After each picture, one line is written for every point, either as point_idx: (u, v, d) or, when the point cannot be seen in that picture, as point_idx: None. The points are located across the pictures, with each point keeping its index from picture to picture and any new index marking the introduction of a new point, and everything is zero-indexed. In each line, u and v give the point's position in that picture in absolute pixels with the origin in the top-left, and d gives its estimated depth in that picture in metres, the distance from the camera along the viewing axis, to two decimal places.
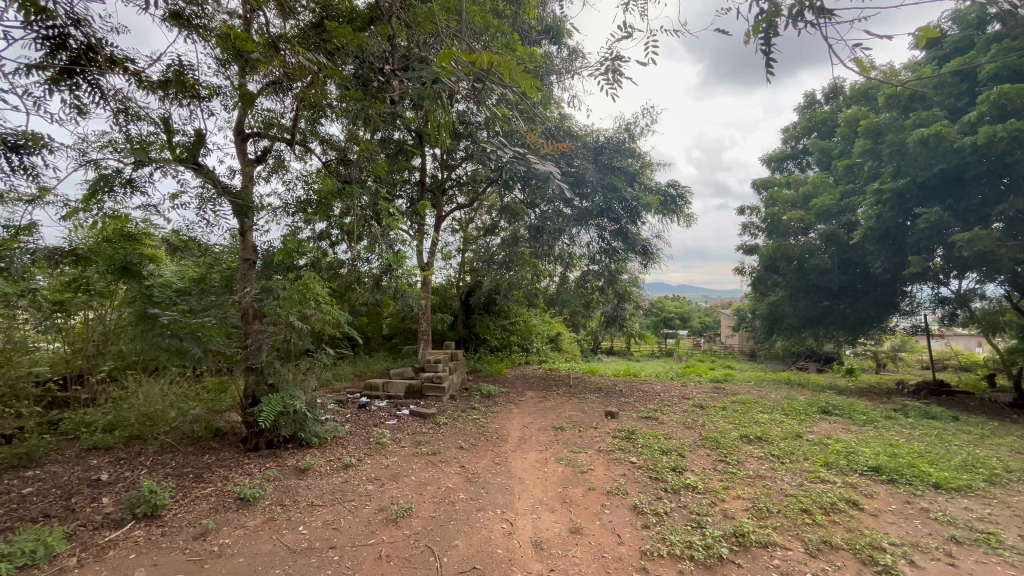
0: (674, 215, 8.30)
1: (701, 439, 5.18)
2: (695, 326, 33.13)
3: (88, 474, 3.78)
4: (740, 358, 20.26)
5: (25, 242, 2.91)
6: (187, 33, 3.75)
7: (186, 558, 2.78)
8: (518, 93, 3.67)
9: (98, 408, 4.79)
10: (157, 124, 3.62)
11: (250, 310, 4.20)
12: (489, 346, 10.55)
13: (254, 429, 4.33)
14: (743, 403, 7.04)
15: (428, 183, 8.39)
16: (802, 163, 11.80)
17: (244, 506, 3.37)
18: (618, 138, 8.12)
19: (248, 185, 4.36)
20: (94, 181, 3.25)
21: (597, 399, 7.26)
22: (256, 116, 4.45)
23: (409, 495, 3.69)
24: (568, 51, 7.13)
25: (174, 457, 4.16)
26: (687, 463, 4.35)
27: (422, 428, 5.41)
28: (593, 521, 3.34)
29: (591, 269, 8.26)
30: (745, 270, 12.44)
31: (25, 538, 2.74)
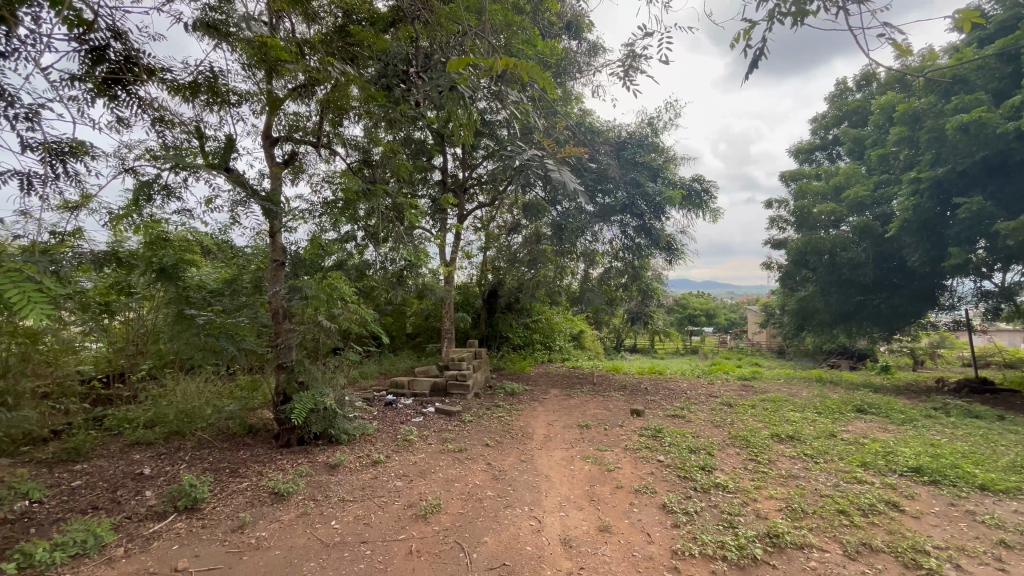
0: (700, 209, 8.14)
1: (730, 437, 5.08)
2: (722, 323, 32.46)
3: (132, 468, 3.94)
4: (769, 356, 19.80)
5: (74, 246, 3.13)
6: (218, 42, 3.91)
7: (225, 550, 2.87)
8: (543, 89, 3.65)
9: (139, 405, 5.01)
10: (190, 131, 3.81)
11: (280, 311, 4.37)
12: (512, 344, 10.54)
13: (285, 425, 4.43)
14: (773, 401, 6.88)
15: (450, 183, 8.37)
16: (832, 154, 11.52)
17: (279, 501, 3.46)
18: (640, 133, 8.00)
19: (277, 187, 4.49)
20: (135, 187, 3.47)
21: (622, 397, 7.19)
22: (284, 121, 4.56)
23: (437, 491, 3.73)
24: (588, 46, 7.08)
25: (211, 452, 4.30)
26: (717, 462, 4.28)
27: (448, 426, 5.46)
28: (622, 520, 3.32)
29: (616, 266, 8.23)
30: (774, 266, 12.05)
31: (76, 528, 2.89)
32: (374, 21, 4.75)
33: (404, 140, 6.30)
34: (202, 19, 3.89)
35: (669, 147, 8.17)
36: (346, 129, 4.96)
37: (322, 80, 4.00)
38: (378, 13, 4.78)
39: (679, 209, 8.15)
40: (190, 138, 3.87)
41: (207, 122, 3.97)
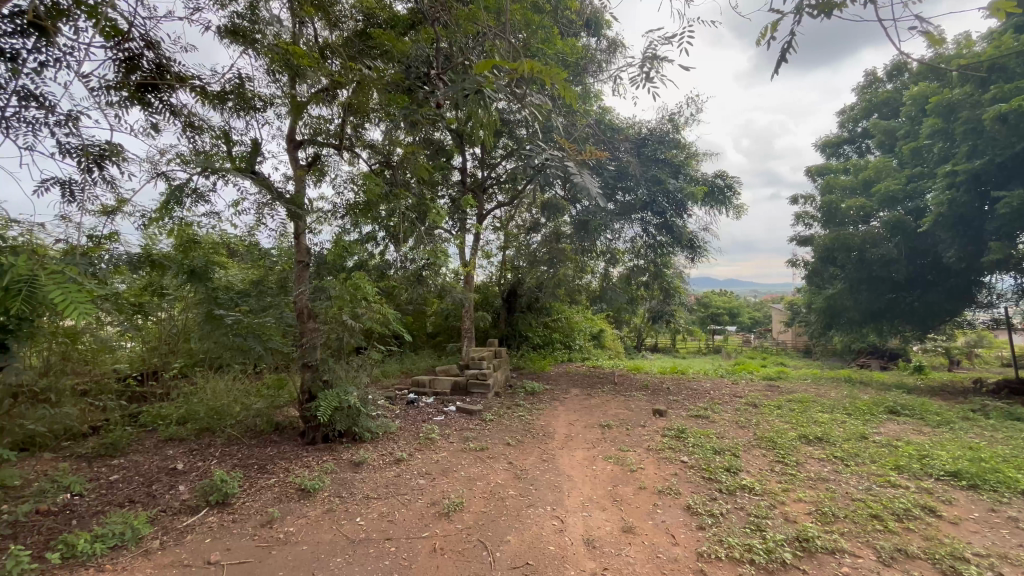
0: (723, 206, 7.99)
1: (755, 439, 4.98)
2: (745, 321, 31.80)
3: (166, 463, 4.08)
4: (795, 355, 19.32)
5: (109, 248, 3.27)
6: (244, 50, 4.05)
7: (255, 544, 2.94)
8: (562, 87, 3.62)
9: (172, 402, 5.18)
10: (217, 136, 3.94)
11: (305, 310, 4.45)
12: (532, 344, 10.51)
13: (311, 423, 4.51)
14: (800, 401, 6.71)
15: (469, 183, 8.39)
16: (861, 147, 11.17)
17: (305, 496, 3.53)
18: (661, 130, 7.87)
19: (301, 190, 4.58)
20: (166, 191, 3.61)
21: (644, 397, 7.11)
22: (307, 123, 4.59)
23: (459, 490, 3.75)
24: (608, 42, 7.00)
25: (240, 449, 4.41)
26: (742, 464, 4.20)
27: (469, 425, 5.49)
28: (646, 521, 3.28)
29: (637, 265, 8.15)
30: (800, 263, 11.76)
31: (115, 521, 3.00)
32: (394, 24, 4.77)
33: (424, 141, 6.36)
34: (229, 27, 4.01)
35: (691, 143, 8.04)
36: (368, 132, 5.03)
37: (344, 83, 4.14)
38: (398, 15, 4.82)
39: (702, 206, 8.02)
40: (218, 143, 3.99)
41: (234, 128, 4.10)
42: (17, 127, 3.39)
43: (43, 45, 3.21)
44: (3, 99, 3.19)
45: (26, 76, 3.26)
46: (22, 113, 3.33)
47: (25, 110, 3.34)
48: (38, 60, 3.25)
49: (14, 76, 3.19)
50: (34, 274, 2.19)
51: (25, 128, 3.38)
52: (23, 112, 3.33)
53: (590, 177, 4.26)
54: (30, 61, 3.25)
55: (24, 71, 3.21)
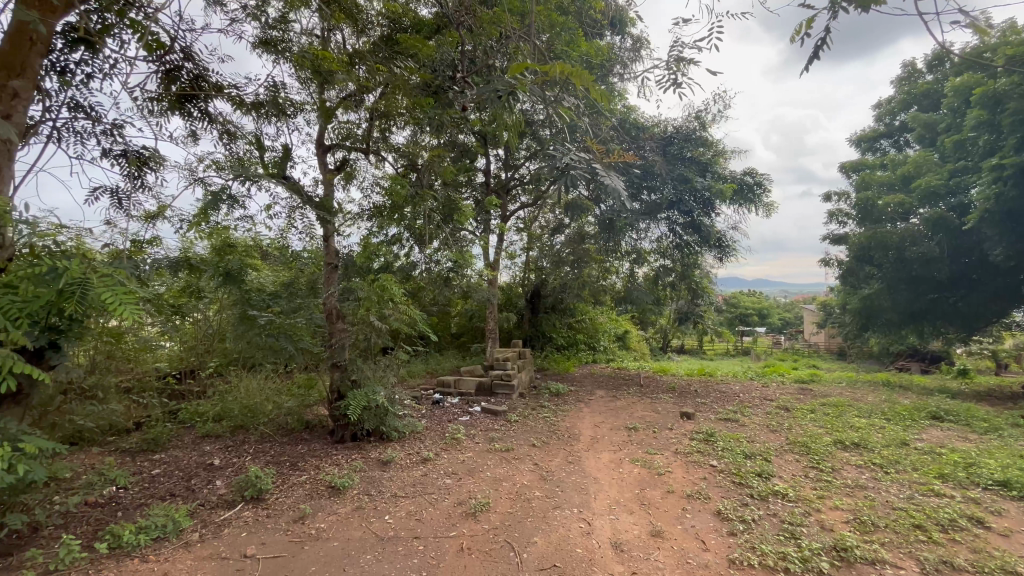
0: (752, 204, 7.79)
1: (788, 443, 4.84)
2: (775, 323, 30.94)
3: (203, 459, 4.23)
4: (829, 358, 18.65)
5: (150, 251, 3.43)
6: (276, 58, 4.18)
7: (289, 539, 3.02)
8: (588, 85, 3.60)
9: (209, 400, 5.37)
10: (250, 142, 4.08)
11: (333, 311, 4.52)
12: (556, 345, 10.47)
13: (340, 421, 4.60)
14: (835, 405, 6.49)
15: (492, 184, 8.39)
16: (899, 141, 10.74)
17: (336, 494, 3.61)
18: (687, 127, 7.70)
19: (330, 193, 4.69)
20: (203, 197, 3.76)
21: (671, 399, 6.99)
22: (336, 127, 4.65)
23: (486, 490, 3.77)
24: (633, 40, 6.91)
25: (272, 446, 4.54)
26: (774, 469, 4.09)
27: (494, 425, 5.50)
28: (675, 525, 3.23)
29: (663, 265, 8.04)
30: (833, 263, 11.38)
31: (158, 513, 3.13)
32: (419, 28, 4.85)
33: (448, 143, 6.42)
34: (261, 37, 4.14)
35: (719, 140, 7.86)
36: (393, 136, 5.10)
37: (371, 87, 4.34)
38: (423, 20, 4.89)
39: (730, 204, 7.84)
40: (251, 149, 4.13)
41: (266, 133, 4.24)
42: (66, 136, 3.58)
43: (90, 58, 3.39)
44: (54, 109, 3.39)
45: (74, 87, 3.44)
46: (71, 124, 3.53)
47: (74, 120, 3.53)
48: (85, 72, 3.43)
49: (64, 88, 3.38)
50: (87, 278, 2.32)
51: (74, 137, 3.57)
52: (72, 123, 3.53)
53: (616, 178, 4.60)
54: (78, 74, 3.43)
55: (73, 83, 3.39)
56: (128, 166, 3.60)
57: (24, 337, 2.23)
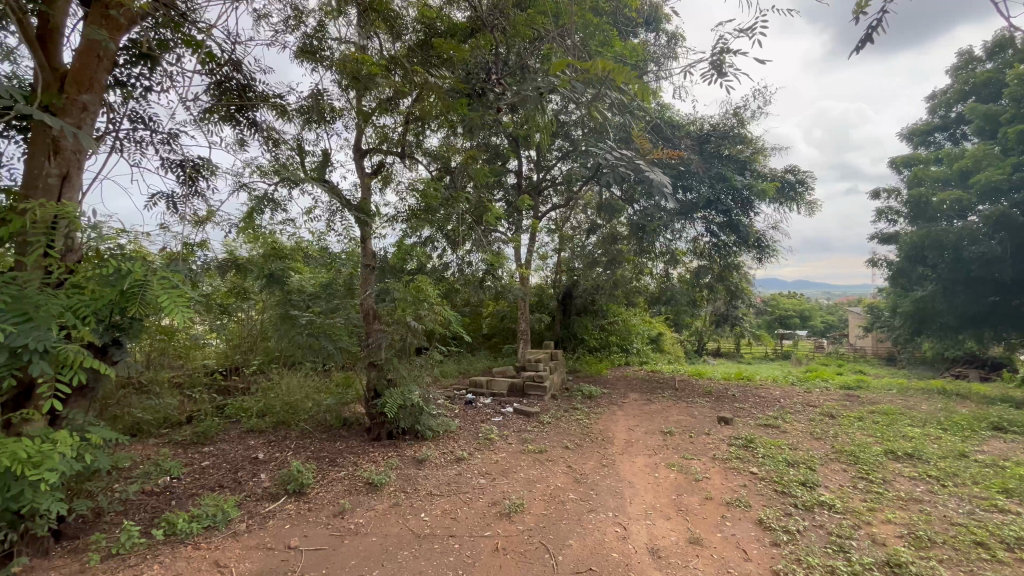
0: (793, 202, 7.52)
1: (834, 452, 4.64)
2: (817, 326, 29.67)
3: (249, 452, 4.41)
4: (877, 363, 17.73)
5: (200, 255, 3.63)
6: (318, 66, 4.34)
7: (330, 532, 3.11)
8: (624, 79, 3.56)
9: (253, 395, 5.59)
10: (292, 148, 4.24)
11: (371, 311, 4.62)
12: (588, 346, 10.37)
13: (377, 419, 4.71)
14: (885, 413, 6.17)
15: (524, 186, 8.39)
16: (955, 135, 10.13)
17: (373, 490, 3.70)
18: (725, 125, 7.49)
19: (367, 197, 4.81)
20: (249, 201, 3.98)
21: (708, 404, 6.81)
22: (373, 131, 4.72)
23: (520, 491, 3.78)
24: (668, 37, 6.78)
25: (312, 442, 4.69)
26: (820, 478, 3.93)
27: (527, 426, 5.51)
28: (714, 533, 3.15)
29: (700, 266, 7.87)
30: (881, 263, 10.83)
31: (209, 503, 3.28)
32: (453, 31, 4.95)
33: (481, 145, 6.46)
34: (303, 46, 4.29)
35: (758, 137, 7.60)
36: (427, 140, 5.18)
37: (407, 92, 4.41)
38: (457, 24, 4.95)
39: (770, 203, 7.58)
40: (293, 154, 4.29)
41: (307, 139, 4.39)
42: (127, 146, 3.81)
43: (149, 72, 3.60)
44: (117, 121, 3.61)
45: (135, 100, 3.66)
46: (132, 134, 3.76)
47: (134, 130, 3.76)
48: (144, 85, 3.64)
49: (126, 101, 3.60)
50: (146, 280, 2.45)
51: (134, 146, 3.80)
52: (132, 133, 3.75)
53: (660, 173, 4.80)
54: (138, 87, 3.65)
55: (133, 96, 3.61)
56: (184, 174, 3.83)
57: (91, 334, 2.38)
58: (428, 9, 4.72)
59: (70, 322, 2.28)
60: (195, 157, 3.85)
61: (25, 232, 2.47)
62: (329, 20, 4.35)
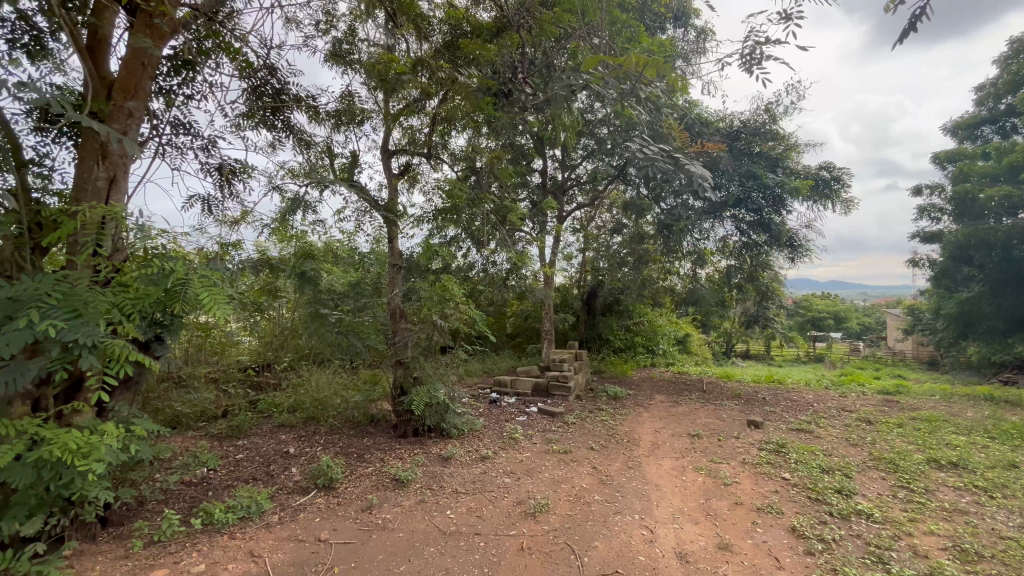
0: (828, 200, 7.27)
1: (871, 459, 4.46)
2: (853, 328, 28.58)
3: (280, 447, 4.53)
4: (917, 367, 16.95)
5: (234, 255, 3.78)
6: (348, 69, 4.44)
7: (358, 527, 3.17)
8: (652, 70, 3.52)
9: (284, 391, 5.74)
10: (323, 150, 4.35)
11: (397, 310, 4.71)
12: (613, 347, 10.26)
13: (403, 417, 4.78)
14: (927, 420, 5.90)
15: (549, 185, 8.36)
16: (1005, 128, 9.61)
17: (400, 486, 3.75)
18: (756, 121, 7.30)
19: (394, 197, 4.89)
20: (281, 203, 4.12)
21: (736, 406, 6.66)
22: (401, 132, 4.78)
23: (545, 491, 3.77)
24: (697, 33, 6.65)
25: (341, 437, 4.79)
26: (856, 486, 3.78)
27: (551, 426, 5.49)
28: (745, 539, 3.07)
29: (729, 265, 7.71)
30: (925, 263, 10.34)
31: (244, 495, 3.39)
32: (480, 32, 4.90)
33: (506, 145, 6.46)
34: (333, 50, 4.38)
35: (791, 133, 7.37)
36: (453, 140, 5.21)
37: (434, 92, 4.47)
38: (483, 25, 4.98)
39: (803, 201, 7.35)
40: (323, 156, 4.40)
41: (336, 141, 4.49)
42: (169, 151, 3.97)
43: (190, 81, 3.74)
44: (160, 128, 3.76)
45: (177, 107, 3.81)
46: (173, 140, 3.91)
47: (175, 137, 3.91)
48: (185, 93, 3.78)
49: (169, 108, 3.75)
50: (188, 278, 2.56)
51: (175, 152, 3.95)
52: (173, 139, 3.90)
53: (701, 166, 4.79)
54: (179, 95, 3.79)
55: (175, 104, 3.75)
56: (221, 178, 3.98)
57: (136, 329, 2.50)
58: (454, 10, 4.75)
59: (116, 318, 2.38)
60: (231, 161, 3.99)
61: (77, 233, 2.62)
62: (358, 24, 4.44)
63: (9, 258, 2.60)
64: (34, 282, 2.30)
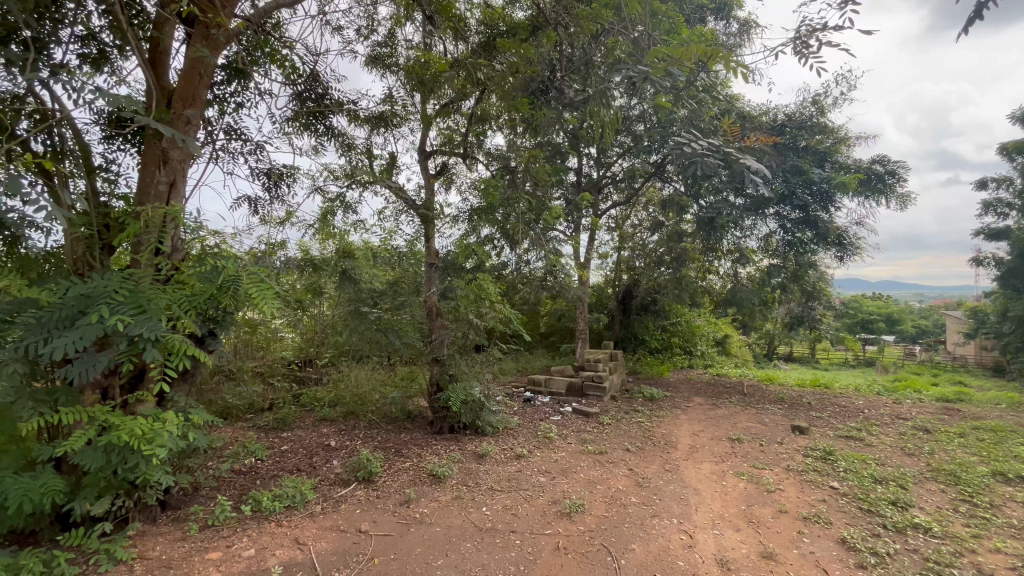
0: (881, 196, 6.90)
1: (929, 470, 4.21)
2: (906, 331, 26.93)
3: (322, 440, 4.70)
4: (980, 374, 15.82)
5: (279, 255, 4.00)
6: (387, 73, 4.57)
7: (397, 520, 3.24)
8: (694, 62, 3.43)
9: (325, 386, 5.94)
10: (362, 152, 4.49)
11: (434, 308, 4.80)
12: (648, 347, 10.07)
13: (439, 413, 4.86)
14: (992, 431, 5.50)
15: (584, 183, 8.25)
16: None
17: (437, 482, 3.81)
18: (802, 114, 7.01)
19: (431, 197, 4.97)
20: (324, 204, 4.33)
21: (780, 411, 6.40)
22: (437, 133, 4.85)
23: (580, 491, 3.75)
24: (740, 24, 6.44)
25: (379, 432, 4.92)
26: (912, 498, 3.58)
27: (586, 427, 5.45)
28: (790, 549, 2.96)
29: (772, 265, 7.33)
30: (988, 263, 9.67)
31: (290, 485, 3.53)
32: (515, 31, 4.88)
33: (541, 143, 6.44)
34: (373, 54, 4.51)
35: (840, 125, 7.04)
36: (490, 140, 5.24)
37: (471, 92, 4.56)
38: (519, 23, 4.99)
39: (854, 197, 7.00)
40: (363, 158, 4.53)
41: (375, 143, 4.62)
42: (222, 156, 4.19)
43: (241, 89, 3.92)
44: (214, 134, 3.97)
45: (229, 114, 4.00)
46: (226, 146, 4.12)
47: (227, 142, 4.11)
48: (235, 100, 3.97)
49: (222, 115, 3.94)
50: (239, 275, 2.68)
51: (228, 157, 4.17)
52: (226, 145, 4.11)
53: (756, 161, 4.27)
54: (231, 103, 3.98)
55: (228, 111, 3.95)
56: (270, 181, 4.18)
57: (191, 325, 2.64)
58: (491, 10, 4.79)
59: (176, 314, 2.53)
60: (279, 164, 4.18)
61: (141, 233, 2.80)
62: (398, 28, 4.53)
63: (81, 256, 2.81)
64: (104, 279, 2.49)
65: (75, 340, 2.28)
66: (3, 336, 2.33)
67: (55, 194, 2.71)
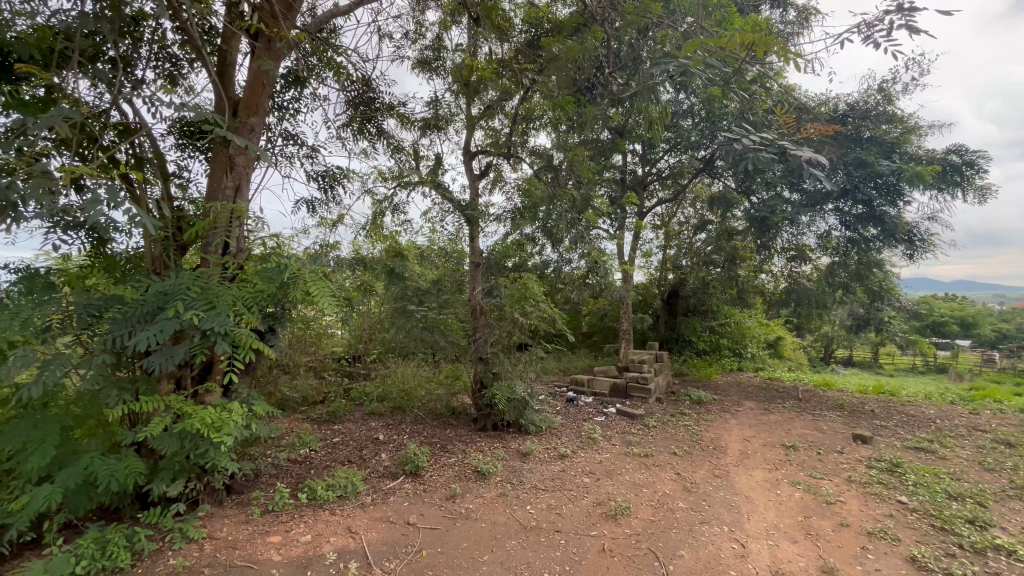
0: (957, 188, 6.38)
1: (1014, 487, 3.85)
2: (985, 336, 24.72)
3: (371, 433, 4.86)
4: None
5: (332, 254, 4.17)
6: (434, 76, 4.68)
7: (443, 514, 3.31)
8: (749, 51, 3.28)
9: (373, 381, 6.14)
10: (409, 154, 4.61)
11: (478, 307, 4.84)
12: (695, 349, 9.75)
13: (483, 411, 4.92)
14: None
15: (629, 180, 8.07)
16: None
17: (481, 478, 3.86)
18: (866, 103, 6.58)
19: (476, 197, 5.02)
20: (373, 204, 4.48)
21: (840, 418, 6.04)
22: (483, 134, 4.87)
23: (626, 494, 3.69)
24: (797, 10, 6.12)
25: (425, 428, 5.04)
26: (994, 518, 3.28)
27: (631, 428, 5.36)
28: (853, 565, 2.80)
29: (831, 264, 6.96)
30: None
31: (342, 476, 3.68)
32: (561, 29, 4.96)
33: (585, 141, 6.36)
34: (421, 58, 4.63)
35: (910, 114, 6.56)
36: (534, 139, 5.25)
37: (516, 91, 4.68)
38: (564, 22, 4.96)
39: (926, 190, 6.50)
40: (411, 160, 4.65)
41: (422, 145, 4.73)
42: (280, 160, 4.41)
43: (298, 96, 4.12)
44: (274, 140, 4.19)
45: (287, 120, 4.21)
46: (285, 150, 4.34)
47: (285, 147, 4.32)
48: (293, 106, 4.16)
49: (281, 122, 4.15)
50: (299, 274, 2.82)
51: (286, 161, 4.38)
52: (285, 149, 4.32)
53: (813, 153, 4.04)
54: (289, 109, 4.18)
55: (286, 117, 4.15)
56: (325, 183, 4.37)
57: (256, 321, 2.78)
58: (535, 9, 4.83)
59: (242, 310, 2.67)
60: (333, 167, 4.36)
61: (211, 233, 3.00)
62: (445, 32, 4.61)
63: (158, 256, 3.03)
64: (179, 277, 2.69)
65: (155, 333, 2.48)
66: (94, 329, 2.56)
67: (137, 199, 2.94)
